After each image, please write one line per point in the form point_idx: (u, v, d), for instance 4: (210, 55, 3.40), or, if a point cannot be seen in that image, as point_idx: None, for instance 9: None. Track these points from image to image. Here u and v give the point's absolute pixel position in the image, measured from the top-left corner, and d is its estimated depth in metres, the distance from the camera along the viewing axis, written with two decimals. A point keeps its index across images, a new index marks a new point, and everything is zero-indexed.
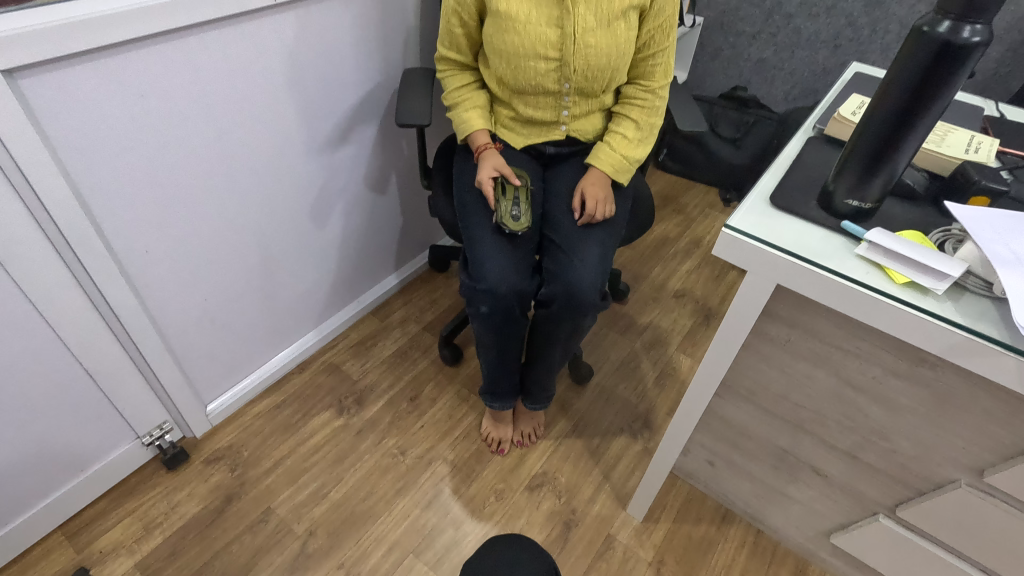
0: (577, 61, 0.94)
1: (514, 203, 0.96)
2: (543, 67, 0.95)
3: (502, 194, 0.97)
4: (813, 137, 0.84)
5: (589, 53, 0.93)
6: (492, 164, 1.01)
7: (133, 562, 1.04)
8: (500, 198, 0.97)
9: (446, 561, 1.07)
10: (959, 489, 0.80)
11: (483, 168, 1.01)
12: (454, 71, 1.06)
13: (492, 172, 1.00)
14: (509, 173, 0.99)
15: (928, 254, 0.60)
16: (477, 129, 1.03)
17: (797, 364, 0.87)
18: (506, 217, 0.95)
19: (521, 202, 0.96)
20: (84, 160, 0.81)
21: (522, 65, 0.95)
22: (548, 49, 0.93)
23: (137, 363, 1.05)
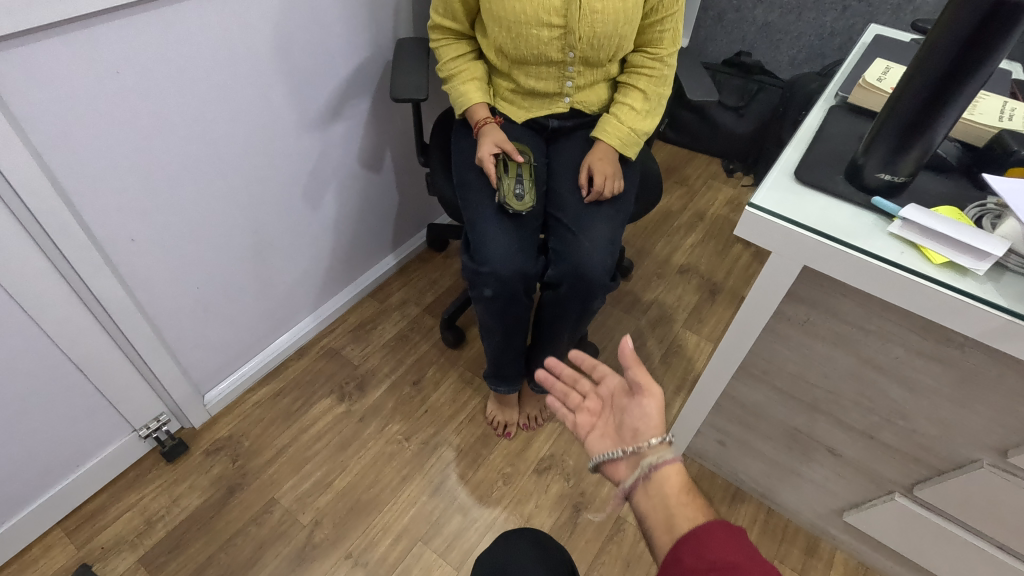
0: (583, 28, 0.88)
1: (518, 182, 0.92)
2: (546, 35, 0.89)
3: (505, 172, 0.92)
4: (834, 105, 0.79)
5: (596, 20, 0.88)
6: (492, 140, 0.95)
7: (137, 557, 1.02)
8: (502, 177, 0.92)
9: (455, 548, 1.06)
10: (981, 469, 0.78)
11: (483, 144, 0.95)
12: (450, 41, 0.99)
13: (493, 148, 0.94)
14: (511, 149, 0.94)
15: (968, 232, 0.56)
16: (476, 103, 0.98)
17: (816, 345, 0.84)
18: (509, 198, 0.91)
19: (525, 180, 0.92)
20: (59, 144, 0.76)
21: (524, 34, 0.89)
22: (551, 15, 0.87)
23: (130, 355, 1.01)
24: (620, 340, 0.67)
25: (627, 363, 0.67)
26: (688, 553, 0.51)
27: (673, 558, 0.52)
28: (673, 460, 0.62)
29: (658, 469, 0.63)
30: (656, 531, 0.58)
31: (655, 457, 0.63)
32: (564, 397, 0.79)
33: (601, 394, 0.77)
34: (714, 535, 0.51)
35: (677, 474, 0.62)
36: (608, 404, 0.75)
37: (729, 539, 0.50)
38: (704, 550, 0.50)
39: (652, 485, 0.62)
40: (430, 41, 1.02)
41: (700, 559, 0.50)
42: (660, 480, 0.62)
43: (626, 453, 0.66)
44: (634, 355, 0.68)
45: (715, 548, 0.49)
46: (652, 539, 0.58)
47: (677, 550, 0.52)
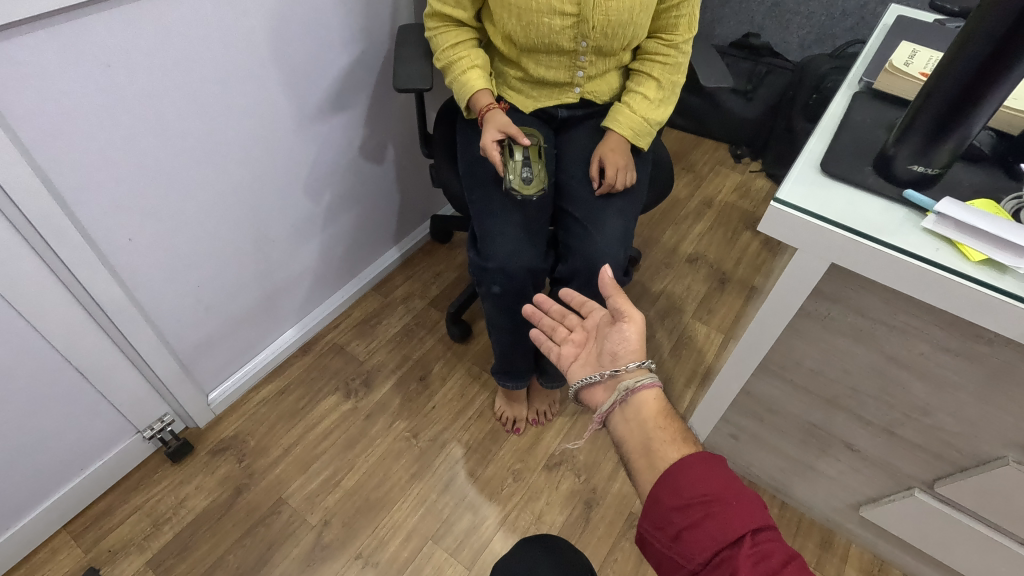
0: (597, 16, 0.84)
1: (524, 166, 0.87)
2: (559, 24, 0.85)
3: (510, 158, 0.88)
4: (858, 91, 0.76)
5: (611, 8, 0.84)
6: (496, 126, 0.91)
7: (144, 561, 1.01)
8: (508, 163, 0.88)
9: (466, 547, 1.05)
10: (1007, 467, 0.76)
11: (486, 131, 0.91)
12: (447, 28, 0.94)
13: (497, 134, 0.90)
14: (516, 133, 0.89)
15: (1004, 226, 0.53)
16: (479, 90, 0.93)
17: (836, 341, 0.81)
18: (517, 185, 0.87)
19: (533, 163, 0.88)
20: (51, 144, 0.73)
21: (535, 22, 0.85)
22: (565, 3, 0.83)
23: (130, 356, 0.99)
24: (600, 270, 0.69)
25: (608, 293, 0.70)
26: (666, 492, 0.53)
27: (654, 498, 0.54)
28: (651, 385, 0.65)
29: (636, 394, 0.65)
30: (634, 452, 0.61)
31: (633, 381, 0.65)
32: (551, 331, 0.82)
33: (587, 327, 0.79)
34: (688, 471, 0.53)
35: (653, 399, 0.65)
36: (593, 334, 0.77)
37: (701, 472, 0.53)
38: (680, 488, 0.53)
39: (629, 409, 0.65)
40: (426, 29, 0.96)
41: (678, 498, 0.52)
42: (638, 404, 0.65)
43: (604, 377, 0.69)
44: (615, 283, 0.70)
45: (691, 484, 0.52)
46: (630, 459, 0.62)
47: (657, 485, 0.55)
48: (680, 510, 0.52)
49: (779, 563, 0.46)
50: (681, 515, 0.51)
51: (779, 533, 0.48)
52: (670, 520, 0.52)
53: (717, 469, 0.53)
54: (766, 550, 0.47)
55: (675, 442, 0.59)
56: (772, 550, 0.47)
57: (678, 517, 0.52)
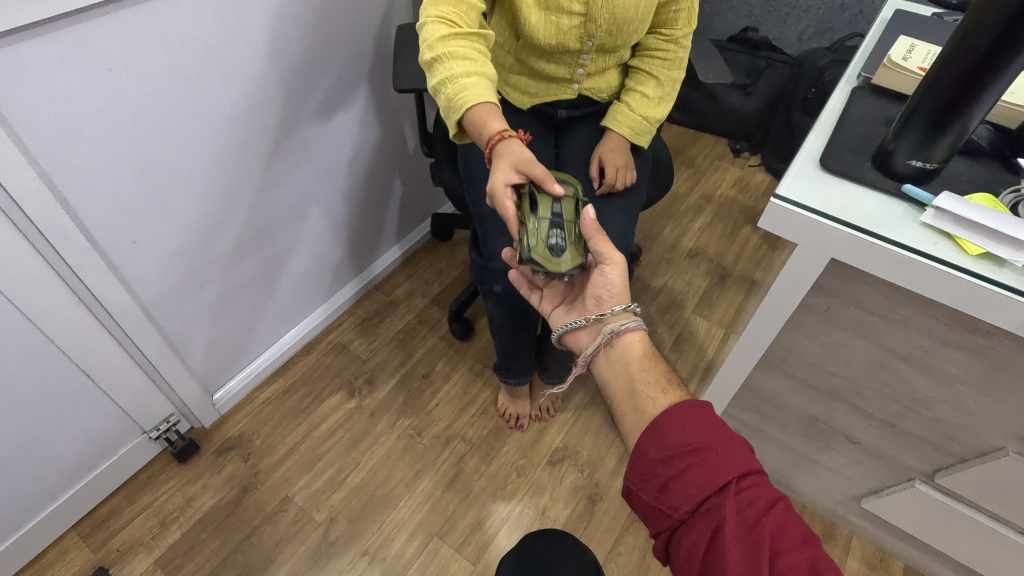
0: (604, 15, 0.84)
1: (553, 229, 0.72)
2: (566, 24, 0.84)
3: (532, 215, 0.74)
4: (857, 86, 0.76)
5: (617, 6, 0.83)
6: (510, 163, 0.76)
7: (153, 559, 1.02)
8: (528, 221, 0.74)
9: (471, 543, 1.06)
10: (1006, 458, 0.76)
11: (498, 170, 0.77)
12: (444, 23, 0.81)
13: (511, 178, 0.76)
14: (539, 177, 0.74)
15: (1001, 221, 0.54)
16: (481, 102, 0.78)
17: (837, 335, 0.81)
18: (543, 253, 0.71)
19: (565, 227, 0.73)
20: (54, 147, 0.73)
21: (542, 21, 0.84)
22: (573, 2, 0.82)
23: (135, 356, 0.99)
24: (584, 212, 0.72)
25: (588, 236, 0.72)
26: (652, 444, 0.52)
27: (639, 450, 0.53)
28: (636, 327, 0.66)
29: (622, 336, 0.66)
30: (618, 392, 0.62)
31: (620, 324, 0.66)
32: None
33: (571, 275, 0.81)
34: (674, 421, 0.52)
35: (638, 341, 0.66)
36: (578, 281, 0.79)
37: (687, 420, 0.51)
38: (665, 439, 0.51)
39: (615, 351, 0.66)
40: (427, 28, 0.81)
41: (664, 449, 0.51)
42: (623, 346, 0.65)
43: (589, 321, 0.70)
44: (597, 228, 0.72)
45: (677, 434, 0.51)
46: (614, 400, 0.62)
47: (643, 436, 0.54)
48: (665, 462, 0.51)
49: (765, 509, 0.47)
50: (666, 467, 0.50)
51: (764, 477, 0.48)
52: (656, 472, 0.51)
53: (702, 415, 0.52)
54: (752, 496, 0.47)
55: (660, 384, 0.60)
56: (757, 495, 0.48)
57: (664, 469, 0.50)
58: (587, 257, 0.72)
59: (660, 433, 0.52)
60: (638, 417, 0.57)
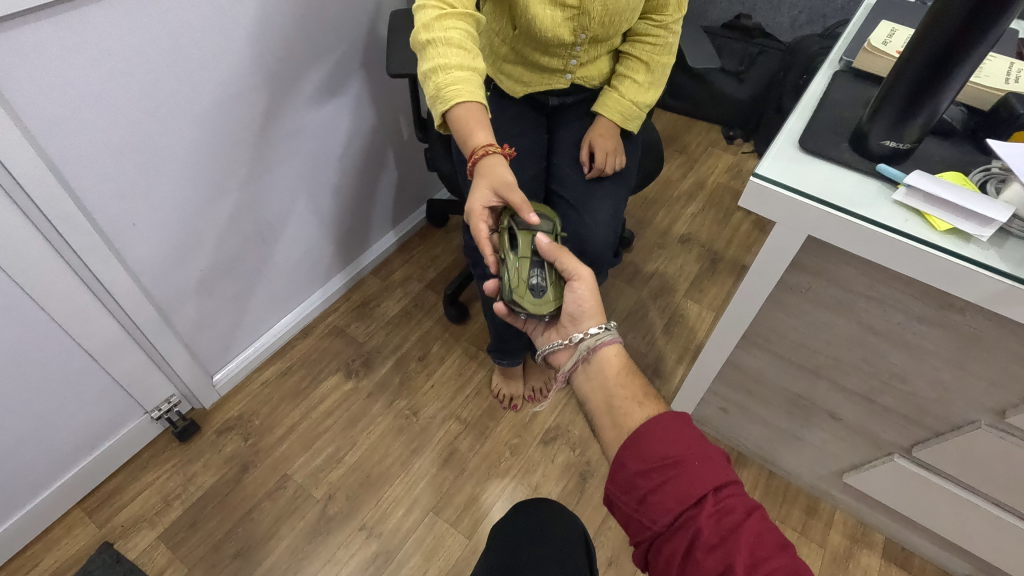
0: (596, 8, 0.86)
1: (534, 268, 0.75)
2: (559, 16, 0.86)
3: (513, 253, 0.76)
4: (839, 71, 0.78)
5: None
6: (489, 185, 0.79)
7: (157, 534, 1.05)
8: (508, 258, 0.76)
9: (466, 518, 1.09)
10: (979, 430, 0.80)
11: (478, 190, 0.80)
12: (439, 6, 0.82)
13: (488, 201, 0.80)
14: (517, 203, 0.77)
15: (970, 198, 0.56)
16: (469, 100, 0.80)
17: (819, 313, 0.84)
18: (523, 290, 0.74)
19: (545, 267, 0.75)
20: (56, 131, 0.75)
21: (537, 14, 0.85)
22: None
23: (137, 338, 1.02)
24: (538, 238, 0.75)
25: (554, 256, 0.74)
26: (631, 457, 0.54)
27: (619, 463, 0.55)
28: (611, 342, 0.68)
29: (598, 351, 0.68)
30: (597, 406, 0.64)
31: (594, 341, 0.68)
32: None
33: None
34: (654, 434, 0.54)
35: (615, 355, 0.68)
36: None
37: (666, 433, 0.54)
38: (645, 452, 0.54)
39: (592, 366, 0.68)
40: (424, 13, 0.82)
41: (642, 462, 0.53)
42: (600, 360, 0.68)
43: (566, 342, 0.72)
44: (557, 248, 0.74)
45: (656, 448, 0.53)
46: (593, 413, 0.64)
47: (623, 449, 0.56)
48: (645, 475, 0.53)
49: (742, 517, 0.48)
50: (646, 479, 0.53)
51: (741, 487, 0.50)
52: (634, 485, 0.53)
53: (680, 427, 0.54)
54: (730, 505, 0.49)
55: (637, 399, 0.62)
56: (734, 504, 0.49)
57: (643, 482, 0.53)
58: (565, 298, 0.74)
59: (641, 447, 0.54)
60: (619, 430, 0.60)
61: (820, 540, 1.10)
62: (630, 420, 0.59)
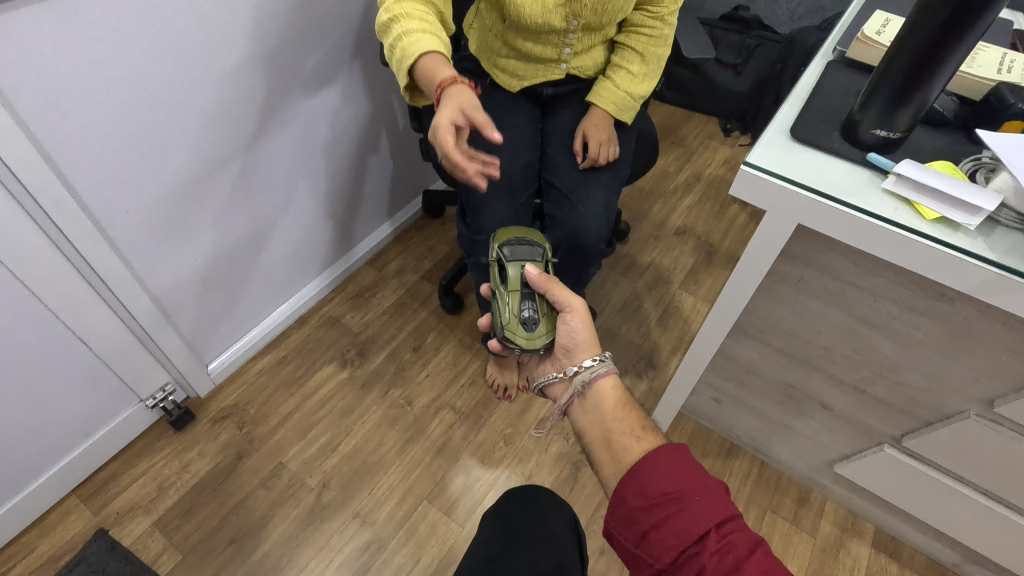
0: None
1: (525, 301, 0.78)
2: (551, 3, 0.85)
3: (505, 289, 0.80)
4: (832, 60, 0.78)
5: None
6: (456, 104, 0.79)
7: (152, 521, 1.06)
8: (501, 295, 0.80)
9: (460, 506, 1.10)
10: (968, 420, 0.80)
11: (444, 107, 0.79)
12: None
13: (455, 116, 0.79)
14: (482, 119, 0.78)
15: (960, 186, 0.57)
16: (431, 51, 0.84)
17: (810, 303, 0.84)
18: (515, 324, 0.77)
19: (536, 299, 0.78)
20: (48, 118, 0.75)
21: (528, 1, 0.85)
22: None
23: (132, 326, 1.02)
24: (527, 270, 0.78)
25: (543, 287, 0.77)
26: (631, 491, 0.55)
27: (619, 497, 0.56)
28: (607, 373, 0.70)
29: (593, 384, 0.70)
30: (595, 441, 0.66)
31: (589, 374, 0.70)
32: None
33: None
34: (654, 469, 0.55)
35: (610, 387, 0.70)
36: None
37: (666, 468, 0.54)
38: (645, 487, 0.54)
39: (588, 400, 0.70)
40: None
41: (643, 497, 0.54)
42: (597, 393, 0.70)
43: (561, 375, 0.74)
44: (547, 280, 0.77)
45: (656, 483, 0.54)
46: (591, 448, 0.66)
47: (622, 482, 0.57)
48: (645, 511, 0.53)
49: (744, 555, 0.48)
50: (647, 515, 0.53)
51: (743, 523, 0.51)
52: (635, 520, 0.54)
53: (680, 462, 0.55)
54: (732, 541, 0.49)
55: (634, 431, 0.63)
56: (737, 541, 0.49)
57: (643, 518, 0.53)
58: (557, 330, 0.77)
59: (641, 484, 0.55)
60: (620, 464, 0.61)
61: (811, 529, 1.11)
62: (630, 453, 0.60)
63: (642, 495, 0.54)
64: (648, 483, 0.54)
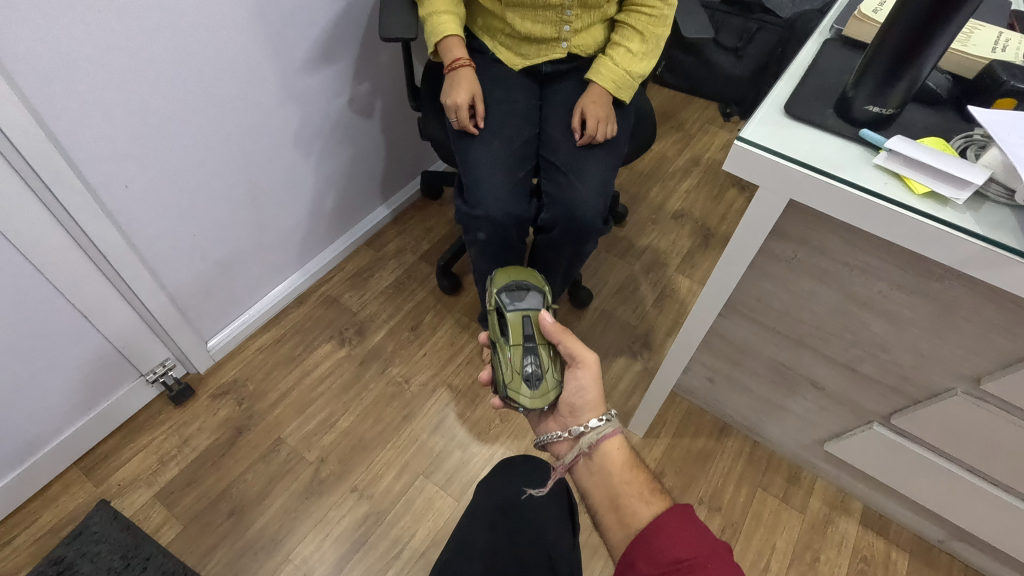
0: None
1: (528, 356, 0.79)
2: None
3: (508, 344, 0.80)
4: (829, 39, 0.78)
5: None
6: (468, 90, 0.96)
7: (153, 493, 1.08)
8: (505, 351, 0.80)
9: (456, 481, 1.11)
10: (955, 397, 0.82)
11: (460, 89, 0.96)
12: None
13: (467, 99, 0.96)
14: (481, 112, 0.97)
15: (949, 161, 0.57)
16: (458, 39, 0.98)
17: (803, 282, 0.85)
18: (518, 382, 0.78)
19: (539, 353, 0.79)
20: (48, 89, 0.75)
21: None
22: None
23: (131, 300, 1.03)
24: (542, 317, 0.80)
25: (558, 338, 0.79)
26: (642, 557, 0.55)
27: (629, 562, 0.56)
28: (613, 433, 0.71)
29: (601, 444, 0.71)
30: (602, 504, 0.66)
31: (596, 434, 0.71)
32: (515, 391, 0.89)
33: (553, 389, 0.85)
34: (663, 533, 0.55)
35: (617, 447, 0.71)
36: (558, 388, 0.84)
37: (675, 532, 0.55)
38: (655, 553, 0.55)
39: (595, 461, 0.71)
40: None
41: (653, 563, 0.54)
42: (603, 454, 0.71)
43: (567, 434, 0.75)
44: (558, 332, 0.78)
45: (666, 548, 0.54)
46: (598, 510, 0.67)
47: (632, 546, 0.57)
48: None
49: None
50: None
51: None
52: None
53: (689, 526, 0.55)
54: None
55: (643, 494, 0.64)
56: None
57: None
58: (558, 387, 0.78)
59: (652, 549, 0.55)
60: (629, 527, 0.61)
61: (800, 506, 1.13)
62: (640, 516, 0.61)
63: (652, 558, 0.55)
64: (659, 546, 0.55)
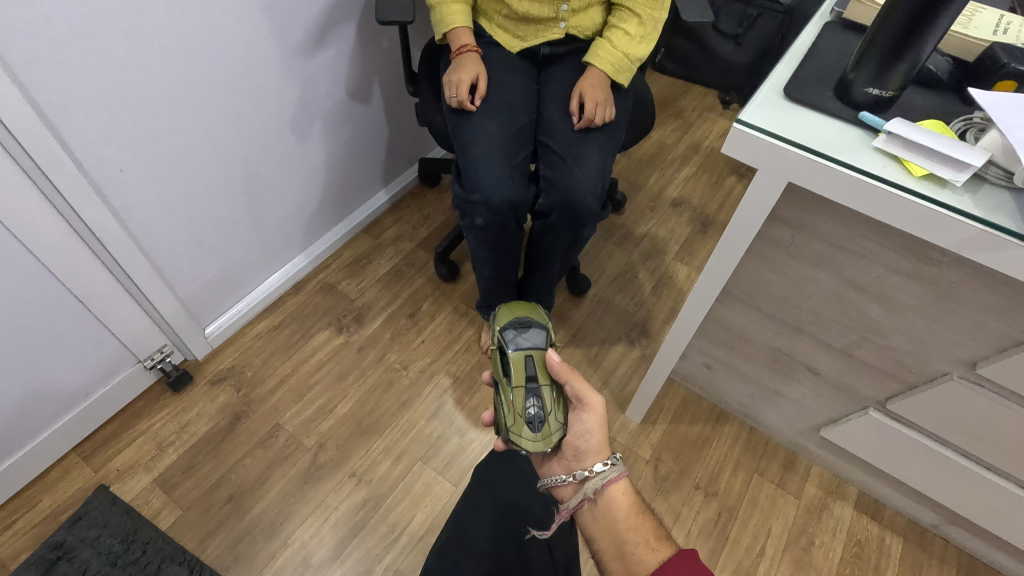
0: None
1: (529, 397, 0.77)
2: None
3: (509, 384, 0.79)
4: (829, 22, 0.77)
5: None
6: (474, 69, 0.97)
7: (152, 478, 1.08)
8: (507, 391, 0.79)
9: (454, 467, 1.12)
10: (951, 381, 0.82)
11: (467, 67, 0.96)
12: None
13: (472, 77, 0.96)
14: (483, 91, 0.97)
15: (949, 144, 0.57)
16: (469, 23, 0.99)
17: (801, 267, 0.85)
18: (518, 422, 0.76)
19: (541, 395, 0.77)
20: (41, 72, 0.74)
21: None
22: None
23: (127, 287, 1.03)
24: (550, 357, 0.79)
25: (564, 377, 0.78)
26: None
27: None
28: (619, 478, 0.70)
29: (605, 489, 0.70)
30: (608, 550, 0.65)
31: (601, 479, 0.70)
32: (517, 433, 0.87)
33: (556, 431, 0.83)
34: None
35: (622, 492, 0.70)
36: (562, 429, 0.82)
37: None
38: None
39: (600, 506, 0.70)
40: None
41: None
42: (608, 500, 0.70)
43: (570, 477, 0.73)
44: (564, 373, 0.78)
45: None
46: (603, 557, 0.65)
47: None
48: None
49: None
50: None
51: None
52: None
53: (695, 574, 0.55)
54: None
55: (649, 542, 0.63)
56: None
57: None
58: (560, 430, 0.76)
59: None
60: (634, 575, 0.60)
61: (796, 491, 1.14)
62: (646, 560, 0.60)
63: None
64: None
